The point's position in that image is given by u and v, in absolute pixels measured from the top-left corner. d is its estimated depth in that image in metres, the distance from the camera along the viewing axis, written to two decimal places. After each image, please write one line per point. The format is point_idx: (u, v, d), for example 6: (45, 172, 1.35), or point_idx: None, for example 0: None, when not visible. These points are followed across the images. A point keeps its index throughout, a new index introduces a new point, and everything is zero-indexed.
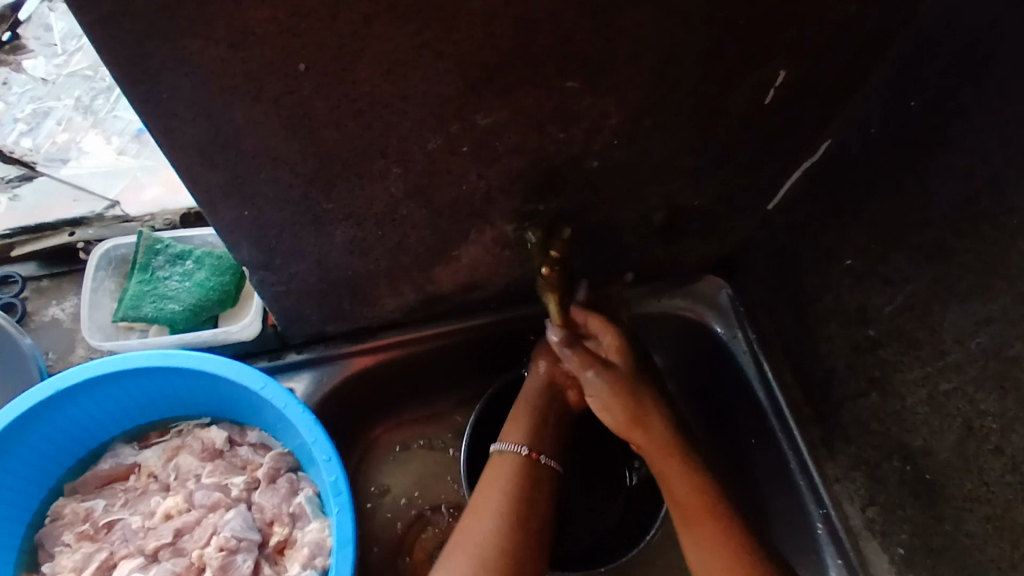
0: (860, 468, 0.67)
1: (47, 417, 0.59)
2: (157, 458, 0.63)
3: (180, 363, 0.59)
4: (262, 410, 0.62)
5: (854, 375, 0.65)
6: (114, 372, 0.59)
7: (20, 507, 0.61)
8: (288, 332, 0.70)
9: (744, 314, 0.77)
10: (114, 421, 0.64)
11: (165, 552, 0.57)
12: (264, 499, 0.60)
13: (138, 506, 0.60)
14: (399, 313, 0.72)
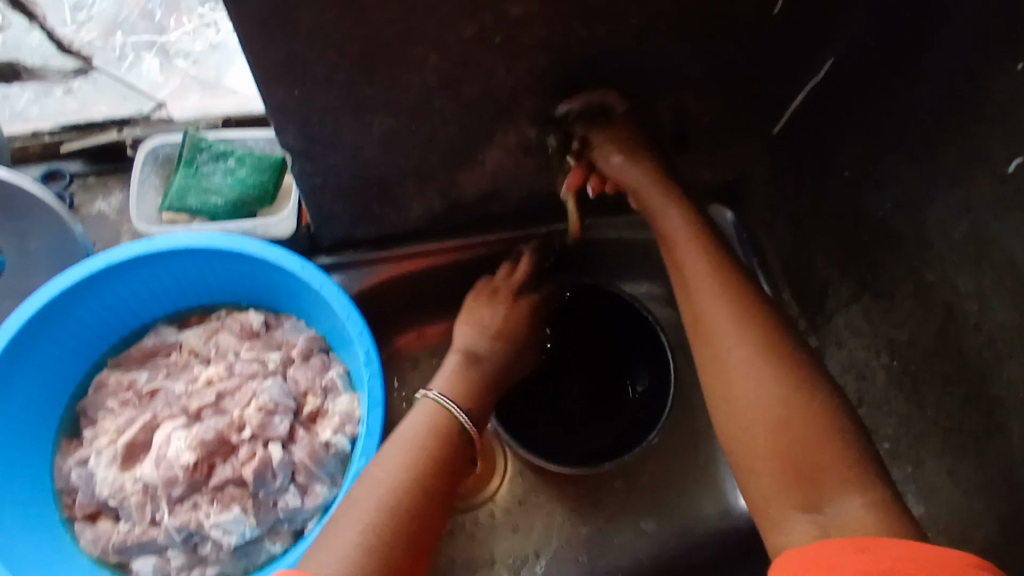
0: (851, 370, 0.72)
1: (97, 290, 0.64)
2: (197, 337, 0.68)
3: (223, 246, 0.64)
4: (298, 292, 0.67)
5: (846, 280, 0.70)
6: (162, 251, 0.63)
7: (67, 375, 0.66)
8: (320, 234, 0.75)
9: (750, 243, 0.83)
10: (156, 302, 0.69)
11: (207, 412, 0.61)
12: (299, 373, 0.65)
13: (180, 376, 0.65)
14: (423, 221, 0.77)
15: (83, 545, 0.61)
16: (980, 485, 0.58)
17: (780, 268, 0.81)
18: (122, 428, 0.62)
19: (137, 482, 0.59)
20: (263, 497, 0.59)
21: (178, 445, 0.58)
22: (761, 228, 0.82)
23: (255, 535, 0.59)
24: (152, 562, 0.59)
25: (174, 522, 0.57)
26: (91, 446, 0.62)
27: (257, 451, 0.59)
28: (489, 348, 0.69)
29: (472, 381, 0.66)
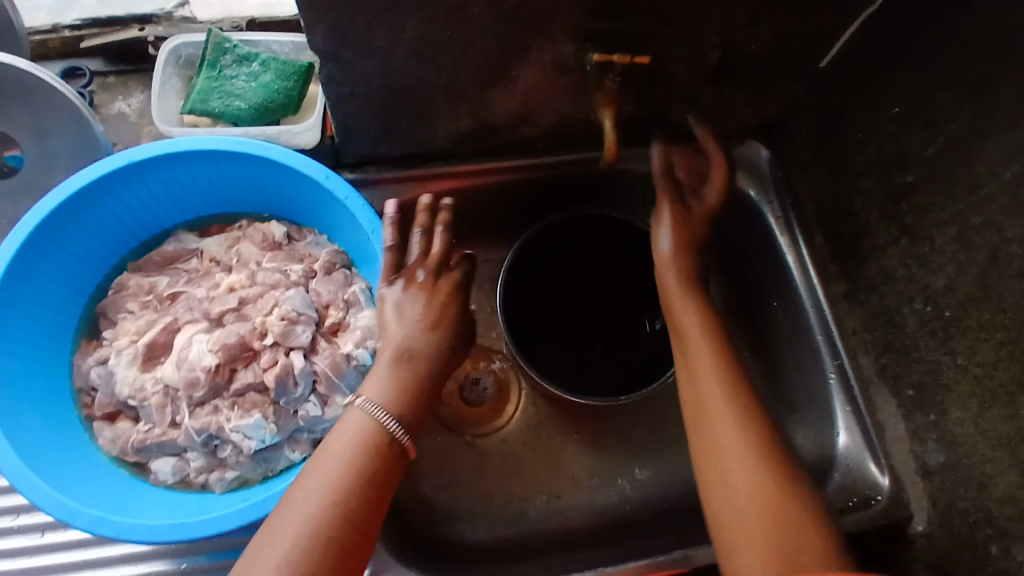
0: (880, 317, 0.70)
1: (115, 190, 0.61)
2: (219, 245, 0.67)
3: (245, 150, 0.61)
4: (323, 204, 0.65)
5: (885, 224, 0.68)
6: (184, 153, 0.61)
7: (85, 277, 0.64)
8: (344, 148, 0.73)
9: (781, 181, 0.82)
10: (177, 208, 0.67)
11: (229, 317, 0.61)
12: (321, 286, 0.64)
13: (201, 282, 0.64)
14: (450, 141, 0.75)
15: (101, 444, 0.60)
16: (1006, 436, 0.57)
17: (814, 211, 0.78)
18: (142, 329, 0.61)
19: (158, 383, 0.58)
20: (283, 405, 0.59)
21: (200, 348, 0.58)
22: (798, 170, 0.80)
23: (275, 442, 0.59)
24: (171, 463, 0.59)
25: (194, 425, 0.57)
26: (111, 346, 0.61)
27: (279, 358, 0.59)
28: (424, 344, 0.58)
29: (402, 386, 0.56)
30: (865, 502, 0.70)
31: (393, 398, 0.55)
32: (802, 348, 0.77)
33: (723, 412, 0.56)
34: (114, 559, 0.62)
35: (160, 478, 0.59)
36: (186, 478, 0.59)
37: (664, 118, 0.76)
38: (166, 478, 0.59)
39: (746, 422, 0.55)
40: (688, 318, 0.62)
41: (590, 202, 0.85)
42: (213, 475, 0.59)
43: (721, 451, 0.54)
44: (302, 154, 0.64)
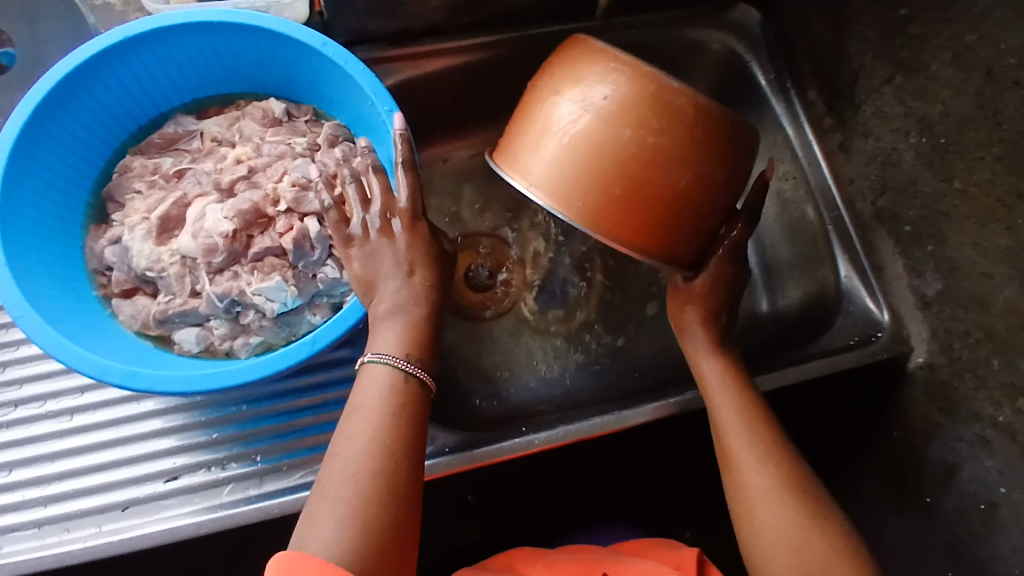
0: (877, 159, 0.72)
1: (111, 68, 0.60)
2: (219, 125, 0.66)
3: (239, 20, 0.60)
4: (324, 73, 0.64)
5: (879, 64, 0.69)
6: (179, 27, 0.60)
7: (88, 162, 0.64)
8: (334, 23, 0.72)
9: (774, 41, 0.80)
10: (176, 90, 0.67)
11: (240, 185, 0.63)
12: (327, 158, 0.65)
13: (207, 157, 0.65)
14: (441, 12, 0.73)
15: (121, 320, 0.61)
16: (1007, 249, 0.60)
17: (808, 67, 0.78)
18: (151, 205, 0.62)
19: (175, 253, 0.60)
20: (302, 269, 0.61)
21: (215, 217, 0.60)
22: (791, 28, 0.79)
23: (296, 305, 0.62)
24: (194, 333, 0.61)
25: (217, 291, 0.59)
26: (123, 225, 0.62)
27: (294, 224, 0.62)
28: (400, 291, 0.56)
29: (398, 332, 0.55)
30: (866, 339, 0.72)
31: (398, 346, 0.54)
32: (801, 204, 0.79)
33: (748, 451, 0.57)
34: (150, 433, 0.63)
35: (186, 348, 0.61)
36: (211, 347, 0.61)
37: None
38: (190, 347, 0.61)
39: (764, 434, 0.57)
40: (705, 360, 0.62)
41: None
42: (238, 340, 0.61)
43: (738, 444, 0.57)
44: (297, 23, 0.63)
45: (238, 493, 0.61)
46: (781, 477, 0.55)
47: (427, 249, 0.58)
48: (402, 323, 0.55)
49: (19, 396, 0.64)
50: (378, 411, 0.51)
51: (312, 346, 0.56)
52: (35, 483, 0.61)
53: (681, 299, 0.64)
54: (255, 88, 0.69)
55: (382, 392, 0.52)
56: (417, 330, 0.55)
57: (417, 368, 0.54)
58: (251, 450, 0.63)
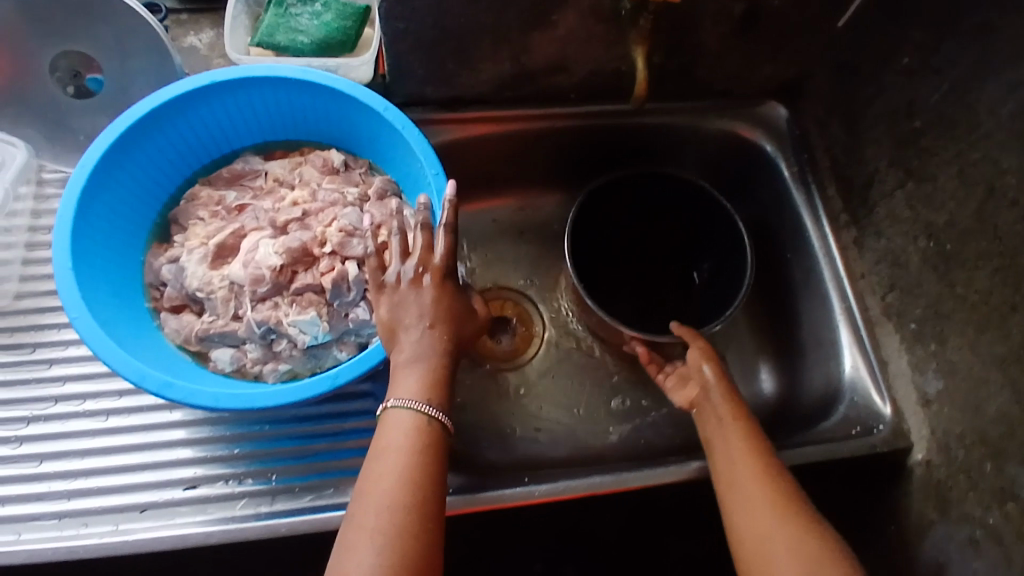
0: (886, 259, 0.75)
1: (196, 106, 0.67)
2: (283, 167, 0.73)
3: (315, 79, 0.67)
4: (382, 132, 0.70)
5: (893, 170, 0.73)
6: (261, 78, 0.67)
7: (161, 187, 0.71)
8: (394, 86, 0.79)
9: (797, 139, 0.85)
10: (249, 131, 0.73)
11: (293, 226, 0.68)
12: (374, 209, 0.70)
13: (264, 197, 0.71)
14: (490, 86, 0.80)
15: (165, 332, 0.66)
16: (1000, 356, 0.62)
17: (828, 166, 0.83)
18: (209, 233, 0.68)
19: (224, 278, 0.66)
20: (337, 306, 0.66)
21: (266, 250, 0.66)
22: (815, 128, 0.84)
23: (326, 340, 0.66)
24: (229, 353, 0.65)
25: (258, 317, 0.65)
26: (183, 246, 0.68)
27: (336, 265, 0.67)
28: (423, 339, 0.59)
29: (419, 378, 0.58)
30: (867, 430, 0.74)
31: (420, 389, 0.57)
32: (812, 293, 0.82)
33: (756, 479, 0.59)
34: (174, 441, 0.68)
35: (221, 366, 0.66)
36: (244, 368, 0.66)
37: (686, 71, 0.81)
38: (223, 366, 0.65)
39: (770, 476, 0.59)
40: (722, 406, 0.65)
41: (619, 158, 0.91)
42: (268, 365, 0.66)
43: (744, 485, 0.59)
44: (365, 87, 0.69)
45: (250, 508, 0.65)
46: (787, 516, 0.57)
47: (454, 303, 0.62)
48: (425, 368, 0.58)
49: (60, 392, 0.69)
50: (405, 448, 0.55)
51: (332, 381, 0.60)
52: (62, 476, 0.66)
53: (703, 355, 0.68)
54: (319, 139, 0.75)
55: (406, 430, 0.56)
56: (438, 377, 0.58)
57: (432, 408, 0.57)
58: (268, 469, 0.67)
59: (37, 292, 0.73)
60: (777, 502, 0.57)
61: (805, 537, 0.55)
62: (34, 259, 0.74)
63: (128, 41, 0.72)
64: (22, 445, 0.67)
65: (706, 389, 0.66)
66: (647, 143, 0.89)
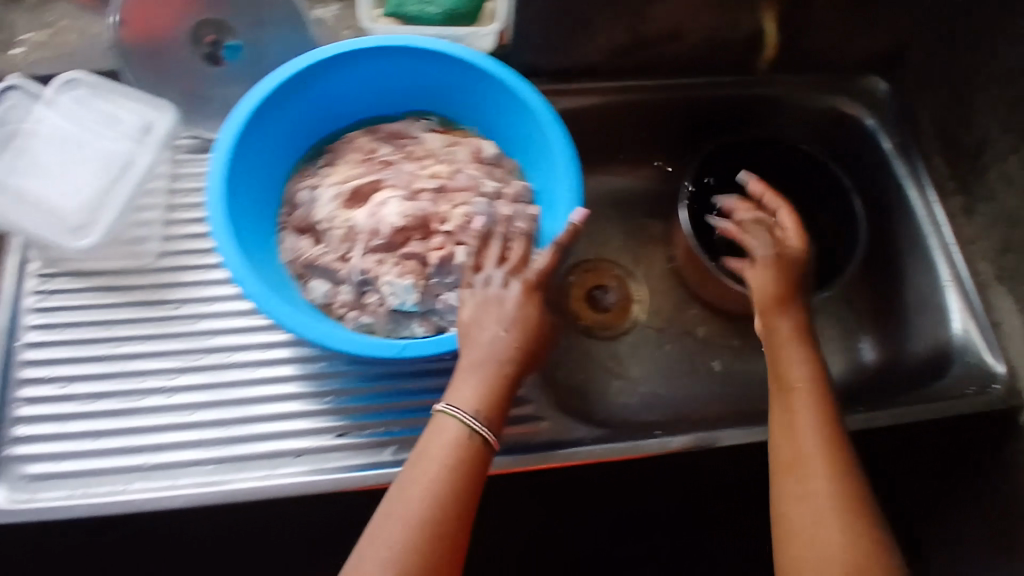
0: (1000, 221, 0.78)
1: (368, 63, 0.71)
2: (437, 141, 0.76)
3: (478, 62, 0.70)
4: (528, 124, 0.73)
5: (1007, 134, 0.75)
6: (427, 49, 0.70)
7: (315, 128, 0.76)
8: (511, 56, 0.81)
9: (897, 111, 0.88)
10: (409, 98, 0.77)
11: (424, 195, 0.71)
12: (504, 207, 0.72)
13: (403, 161, 0.74)
14: (601, 56, 0.82)
15: (281, 248, 0.71)
16: None
17: (932, 134, 0.85)
18: (348, 176, 0.72)
19: (347, 219, 0.70)
20: (434, 283, 0.68)
21: (392, 210, 0.69)
22: (918, 96, 0.86)
23: (410, 311, 0.68)
24: (325, 287, 0.69)
25: (361, 265, 0.68)
26: (324, 179, 0.73)
27: (447, 245, 0.68)
28: (495, 345, 0.58)
29: (481, 386, 0.57)
30: (982, 389, 0.76)
31: (476, 404, 0.56)
32: (919, 259, 0.84)
33: (819, 466, 0.58)
34: (323, 390, 0.73)
35: (313, 297, 0.69)
36: (334, 306, 0.69)
37: (793, 42, 0.83)
38: (314, 296, 0.69)
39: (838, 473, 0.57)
40: (801, 379, 0.62)
41: (722, 129, 0.92)
42: (355, 313, 0.69)
43: (807, 472, 0.58)
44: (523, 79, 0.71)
45: (400, 454, 0.70)
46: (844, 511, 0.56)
47: (538, 317, 0.61)
48: (488, 375, 0.57)
49: (210, 345, 0.74)
50: (437, 459, 0.54)
51: (400, 349, 0.62)
52: (216, 422, 0.71)
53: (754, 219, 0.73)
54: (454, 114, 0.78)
55: (444, 441, 0.55)
56: (492, 392, 0.57)
57: (485, 428, 0.56)
58: (415, 418, 0.72)
59: (179, 252, 0.77)
60: (836, 496, 0.56)
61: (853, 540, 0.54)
62: (176, 220, 0.77)
63: (264, 9, 0.75)
64: (180, 395, 0.72)
65: (773, 332, 0.65)
66: (748, 116, 0.90)
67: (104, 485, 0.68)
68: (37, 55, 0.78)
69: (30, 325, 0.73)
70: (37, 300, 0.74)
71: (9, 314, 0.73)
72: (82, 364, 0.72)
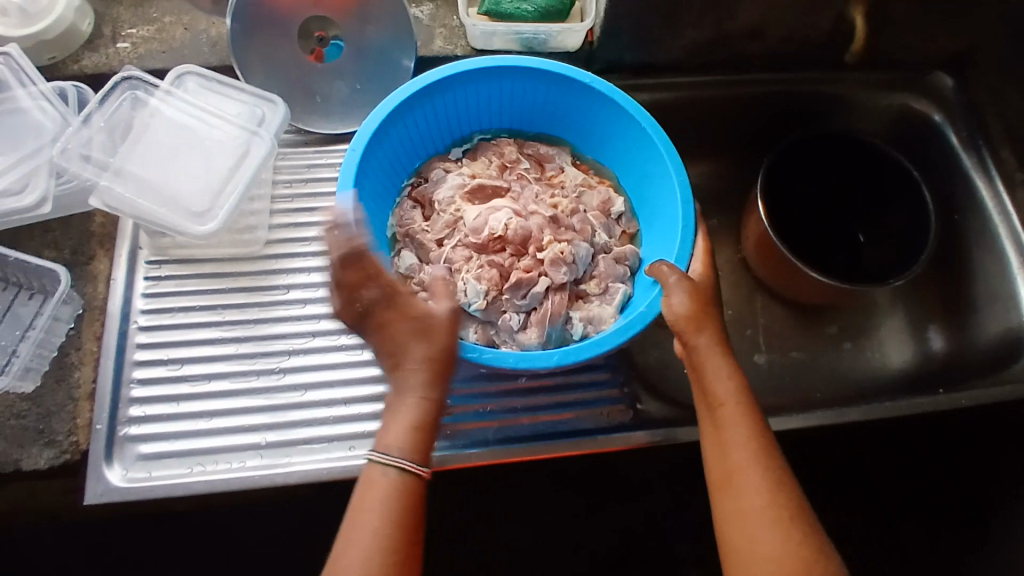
0: None
1: (520, 80, 0.77)
2: (573, 176, 0.81)
3: (616, 97, 0.74)
4: (648, 170, 0.76)
5: None
6: (567, 75, 0.75)
7: (460, 130, 0.82)
8: (599, 53, 0.85)
9: (966, 106, 0.91)
10: (551, 124, 0.83)
11: (538, 216, 0.75)
12: (606, 264, 0.76)
13: (533, 181, 0.80)
14: (685, 53, 0.85)
15: (395, 212, 0.78)
16: None
17: (1003, 129, 0.88)
18: (479, 173, 0.79)
19: (458, 208, 0.76)
20: (506, 298, 0.72)
21: (500, 217, 0.73)
22: (985, 94, 0.90)
23: (474, 314, 0.72)
24: (412, 260, 0.75)
25: (450, 255, 0.74)
26: (459, 169, 0.80)
27: (534, 270, 0.72)
28: (404, 375, 0.57)
29: (395, 423, 0.56)
30: None
31: (407, 450, 0.55)
32: (988, 249, 0.88)
33: (752, 476, 0.58)
34: None
35: (399, 266, 0.75)
36: (412, 279, 0.74)
37: (870, 39, 0.86)
38: (400, 264, 0.75)
39: (779, 515, 0.56)
40: (729, 400, 0.61)
41: (793, 127, 0.94)
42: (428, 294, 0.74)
43: (744, 510, 0.57)
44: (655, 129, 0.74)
45: (502, 433, 0.72)
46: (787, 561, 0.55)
47: (412, 327, 0.59)
48: (402, 407, 0.56)
49: (317, 328, 0.74)
50: (373, 515, 0.53)
51: None
52: (326, 404, 0.70)
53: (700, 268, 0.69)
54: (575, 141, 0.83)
55: (378, 494, 0.53)
56: (405, 423, 0.56)
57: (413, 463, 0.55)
58: (511, 399, 0.74)
59: (282, 240, 0.79)
60: (771, 503, 0.57)
61: None
62: (279, 210, 0.80)
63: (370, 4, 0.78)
64: (287, 376, 0.71)
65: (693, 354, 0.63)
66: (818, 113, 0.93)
67: (221, 464, 0.68)
68: (145, 48, 0.81)
69: (141, 310, 0.74)
70: (147, 285, 0.76)
71: (122, 300, 0.74)
72: (195, 347, 0.73)
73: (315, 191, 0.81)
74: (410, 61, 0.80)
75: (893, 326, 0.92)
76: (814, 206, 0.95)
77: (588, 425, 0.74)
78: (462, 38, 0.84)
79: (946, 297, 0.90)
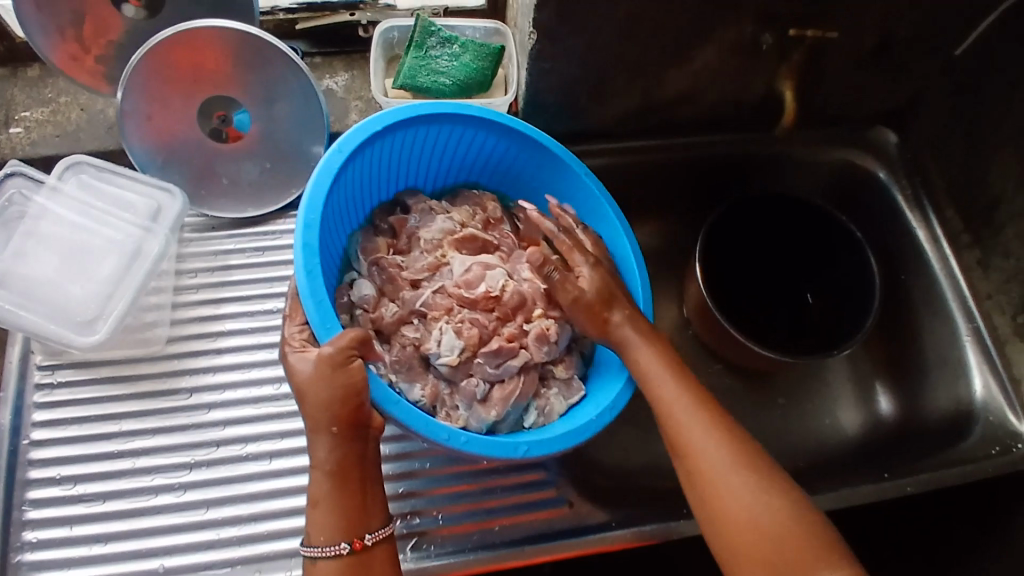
0: (1018, 277, 0.80)
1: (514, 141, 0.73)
2: None
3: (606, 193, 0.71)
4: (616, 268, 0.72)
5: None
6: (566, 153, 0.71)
7: (432, 176, 0.77)
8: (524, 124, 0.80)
9: (909, 163, 0.88)
10: (530, 192, 0.78)
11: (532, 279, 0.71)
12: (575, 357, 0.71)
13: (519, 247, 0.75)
14: (616, 121, 0.82)
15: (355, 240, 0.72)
16: None
17: (944, 189, 0.86)
18: (467, 223, 0.74)
19: (445, 254, 0.71)
20: (478, 363, 0.67)
21: (497, 275, 0.69)
22: (928, 152, 0.87)
23: (438, 367, 0.67)
24: (371, 292, 0.69)
25: (428, 299, 0.68)
26: (445, 211, 0.74)
27: (515, 336, 0.68)
28: (316, 442, 0.56)
29: (317, 494, 0.56)
30: (1006, 449, 0.77)
31: (332, 530, 0.55)
32: (935, 314, 0.84)
33: (690, 422, 0.58)
34: None
35: (353, 292, 0.69)
36: (363, 312, 0.68)
37: (808, 99, 0.83)
38: (356, 291, 0.69)
39: (724, 439, 0.57)
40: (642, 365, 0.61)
41: (729, 185, 0.90)
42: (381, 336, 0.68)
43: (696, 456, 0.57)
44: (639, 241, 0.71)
45: (421, 549, 0.67)
46: (746, 477, 0.55)
47: (313, 389, 0.55)
48: (319, 473, 0.56)
49: (222, 436, 0.70)
50: None
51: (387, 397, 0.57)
52: (231, 522, 0.66)
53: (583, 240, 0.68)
54: None
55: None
56: (321, 495, 0.56)
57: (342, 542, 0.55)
58: (434, 508, 0.69)
59: (187, 336, 0.74)
60: (714, 437, 0.57)
61: (766, 496, 0.54)
62: (182, 303, 0.75)
63: (277, 86, 0.72)
64: (187, 492, 0.67)
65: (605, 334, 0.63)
66: (752, 171, 0.89)
67: None
68: (38, 133, 0.76)
69: (35, 423, 0.69)
70: (41, 395, 0.70)
71: (13, 413, 0.69)
72: (89, 464, 0.68)
73: (223, 279, 0.77)
74: (319, 146, 0.76)
75: (845, 397, 0.87)
76: (763, 264, 0.89)
77: (518, 534, 0.69)
78: (378, 111, 0.80)
79: (895, 361, 0.86)
